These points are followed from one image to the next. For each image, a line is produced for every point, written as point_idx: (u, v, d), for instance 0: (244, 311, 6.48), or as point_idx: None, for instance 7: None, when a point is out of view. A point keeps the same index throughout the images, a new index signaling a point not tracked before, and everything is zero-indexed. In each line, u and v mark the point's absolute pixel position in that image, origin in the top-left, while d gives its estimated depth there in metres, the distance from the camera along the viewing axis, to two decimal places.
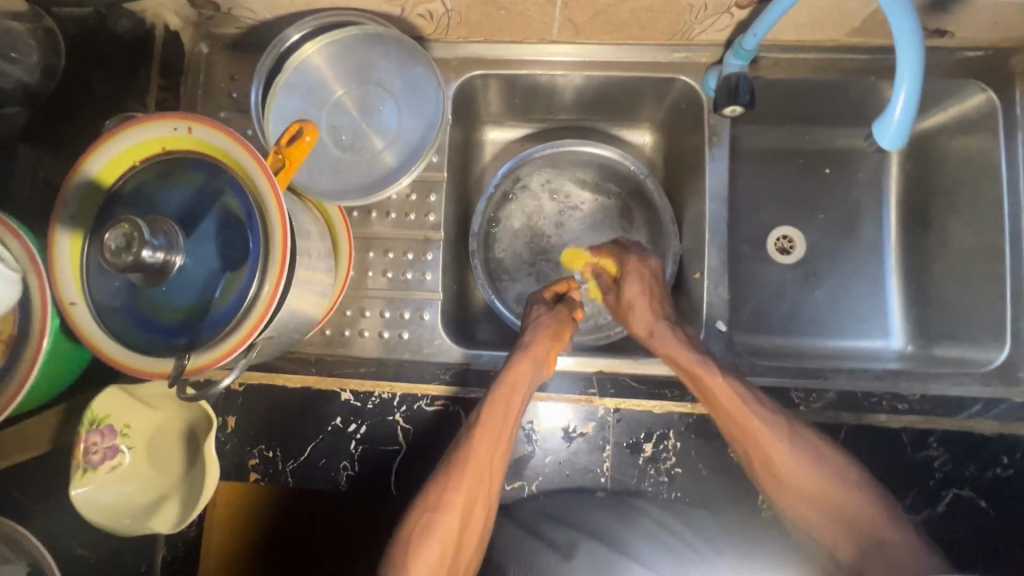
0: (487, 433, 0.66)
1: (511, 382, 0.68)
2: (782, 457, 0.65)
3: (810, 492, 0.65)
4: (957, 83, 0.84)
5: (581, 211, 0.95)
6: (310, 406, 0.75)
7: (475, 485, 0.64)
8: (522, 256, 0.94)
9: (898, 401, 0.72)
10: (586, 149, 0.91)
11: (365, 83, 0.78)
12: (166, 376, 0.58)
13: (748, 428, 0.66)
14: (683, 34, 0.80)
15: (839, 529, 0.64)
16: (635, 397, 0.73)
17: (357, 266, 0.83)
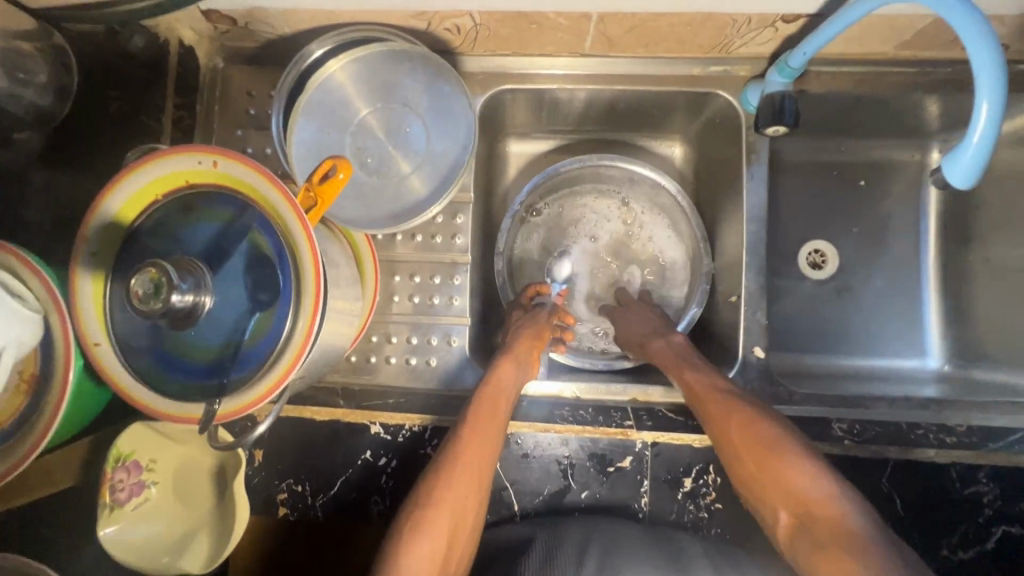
0: (480, 428, 0.64)
1: (498, 384, 0.67)
2: (749, 428, 0.60)
3: (754, 462, 0.57)
4: (1009, 96, 0.80)
5: (610, 228, 0.92)
6: (340, 440, 0.73)
7: (468, 481, 0.60)
8: (550, 275, 0.91)
9: (945, 434, 0.71)
10: (617, 165, 0.87)
11: (391, 102, 0.74)
12: (196, 422, 0.56)
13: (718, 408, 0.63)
14: (722, 47, 0.76)
15: (788, 508, 0.54)
16: (673, 430, 0.72)
17: (383, 291, 0.80)
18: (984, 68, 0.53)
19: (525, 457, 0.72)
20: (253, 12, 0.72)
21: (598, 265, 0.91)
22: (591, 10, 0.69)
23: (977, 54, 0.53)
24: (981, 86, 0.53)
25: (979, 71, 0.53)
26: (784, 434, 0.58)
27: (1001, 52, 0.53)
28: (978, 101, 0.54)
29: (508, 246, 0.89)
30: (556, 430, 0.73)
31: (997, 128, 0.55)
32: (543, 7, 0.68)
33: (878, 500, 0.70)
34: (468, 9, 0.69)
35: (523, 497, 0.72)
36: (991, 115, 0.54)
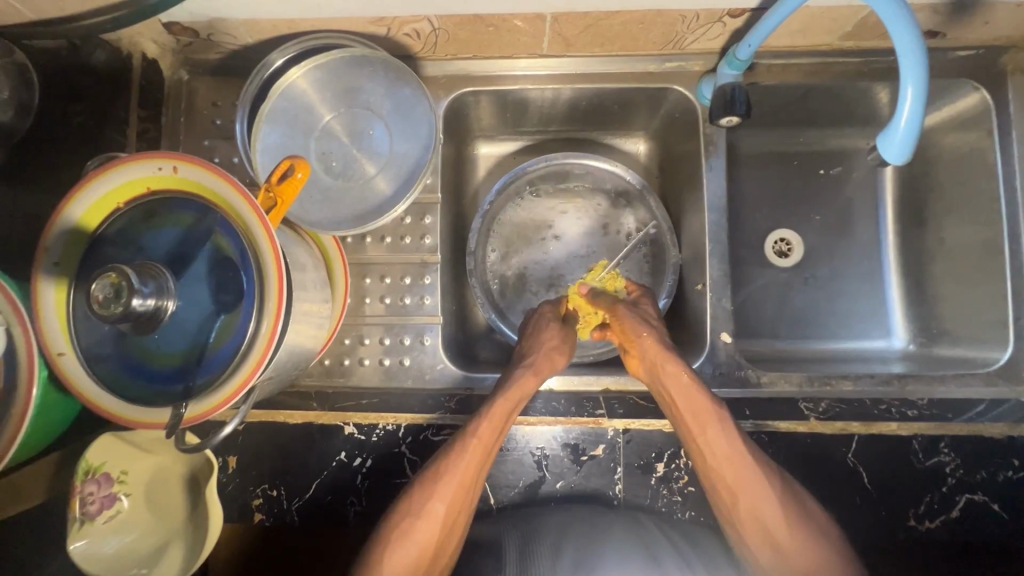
0: (481, 443, 0.65)
1: (511, 394, 0.68)
2: (716, 444, 0.63)
3: (729, 476, 0.62)
4: (948, 83, 0.83)
5: (579, 227, 0.93)
6: (314, 443, 0.72)
7: (460, 494, 0.63)
8: (519, 272, 0.93)
9: (907, 408, 0.73)
10: (581, 162, 0.89)
11: (353, 106, 0.75)
12: (131, 424, 0.57)
13: (690, 417, 0.65)
14: (675, 43, 0.79)
15: (760, 512, 0.61)
16: (644, 417, 0.73)
17: (354, 293, 0.81)
18: (906, 54, 0.55)
19: (500, 451, 0.73)
20: (214, 23, 0.73)
21: (567, 266, 0.93)
22: (545, 11, 0.71)
23: (899, 42, 0.55)
24: (906, 73, 0.55)
25: (902, 61, 0.55)
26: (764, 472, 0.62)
27: (922, 39, 0.55)
28: (904, 87, 0.56)
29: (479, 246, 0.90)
30: (529, 422, 0.73)
31: (923, 108, 0.57)
32: (498, 9, 0.70)
33: (845, 476, 0.71)
34: (424, 14, 0.71)
35: (499, 490, 0.72)
36: (917, 97, 0.56)
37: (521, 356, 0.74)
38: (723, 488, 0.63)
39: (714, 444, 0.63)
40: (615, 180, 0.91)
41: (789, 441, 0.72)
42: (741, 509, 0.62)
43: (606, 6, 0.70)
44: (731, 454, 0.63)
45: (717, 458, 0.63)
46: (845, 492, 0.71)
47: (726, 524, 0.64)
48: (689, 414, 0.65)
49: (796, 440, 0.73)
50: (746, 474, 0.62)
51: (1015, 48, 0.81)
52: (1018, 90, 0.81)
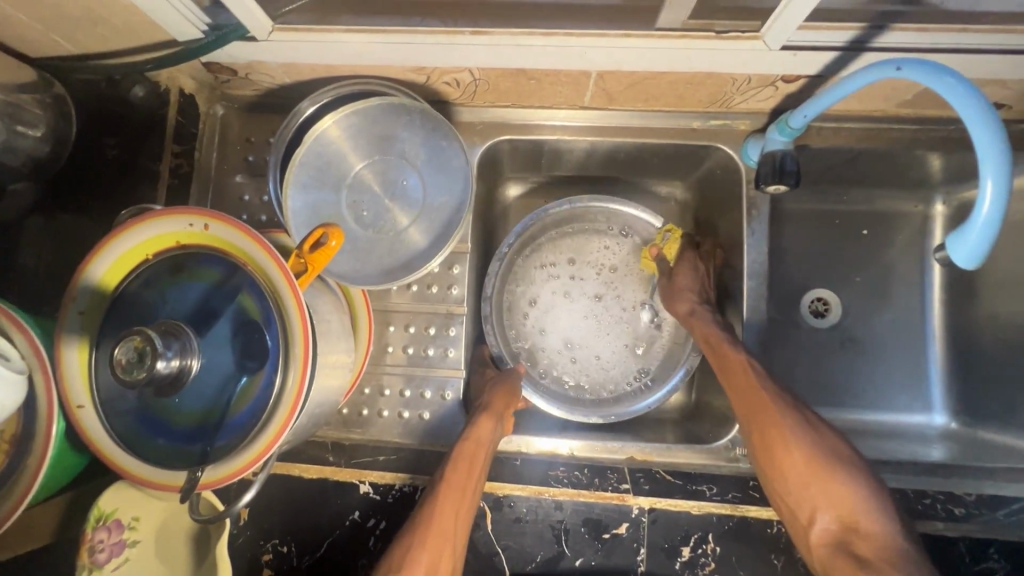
0: (453, 486, 0.65)
1: (475, 438, 0.68)
2: (738, 375, 0.69)
3: (750, 409, 0.68)
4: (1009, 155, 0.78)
5: (605, 274, 0.88)
6: (328, 500, 0.70)
7: (439, 542, 0.62)
8: (531, 321, 0.87)
9: (953, 505, 0.69)
10: (606, 206, 0.86)
11: (387, 155, 0.73)
12: (142, 481, 0.56)
13: (726, 359, 0.71)
14: (723, 102, 0.76)
15: (788, 462, 0.65)
16: (670, 496, 0.69)
17: (377, 341, 0.79)
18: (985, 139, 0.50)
19: (519, 521, 0.70)
20: (254, 64, 0.72)
21: (588, 315, 0.87)
22: (590, 69, 0.69)
23: (978, 131, 0.50)
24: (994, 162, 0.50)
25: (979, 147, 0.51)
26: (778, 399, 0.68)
27: (1004, 133, 0.50)
28: (983, 179, 0.51)
29: (495, 291, 0.86)
30: (550, 494, 0.70)
31: (1004, 204, 0.52)
32: (542, 65, 0.68)
33: None
34: (466, 66, 0.70)
35: (516, 563, 0.69)
36: (997, 192, 0.51)
37: (478, 401, 0.73)
38: (749, 423, 0.68)
39: (744, 376, 0.69)
40: (637, 225, 0.87)
41: None
42: (766, 442, 0.66)
43: (655, 66, 0.67)
44: (752, 386, 0.68)
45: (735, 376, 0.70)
46: None
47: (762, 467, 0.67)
48: (716, 360, 0.72)
49: None
50: (765, 408, 0.67)
51: None
52: None
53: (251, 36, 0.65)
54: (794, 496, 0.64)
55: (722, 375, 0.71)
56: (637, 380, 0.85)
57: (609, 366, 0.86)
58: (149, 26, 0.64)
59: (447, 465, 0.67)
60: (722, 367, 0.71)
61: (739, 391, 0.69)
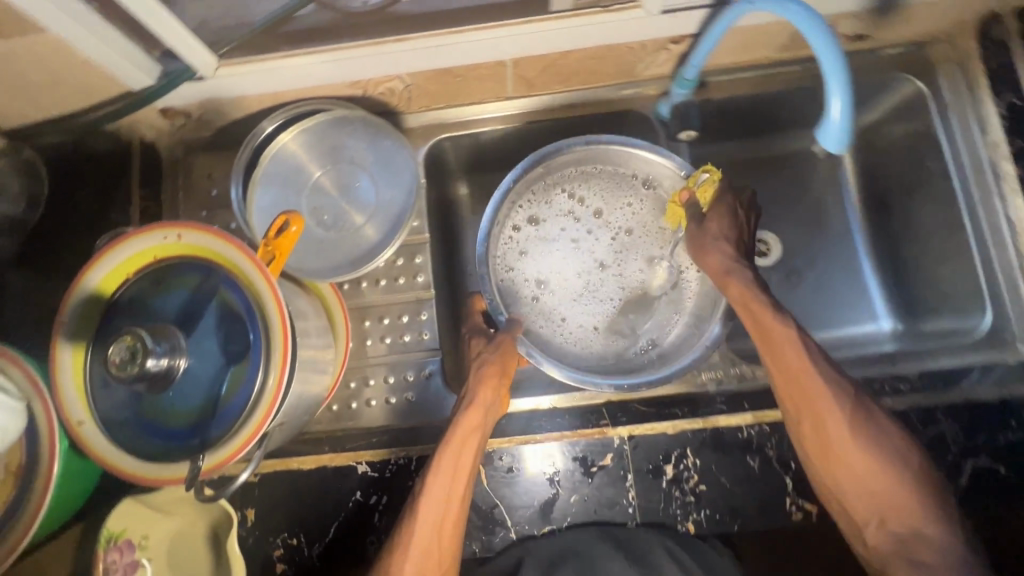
0: (441, 481, 0.66)
1: (463, 427, 0.68)
2: (804, 377, 0.67)
3: (815, 418, 0.66)
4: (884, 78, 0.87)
5: (617, 238, 0.91)
6: (328, 487, 0.73)
7: (427, 560, 0.62)
8: (542, 260, 0.90)
9: (901, 382, 0.77)
10: (616, 149, 0.83)
11: (338, 162, 0.81)
12: (137, 476, 0.59)
13: (786, 361, 0.68)
14: (629, 71, 0.85)
15: (850, 471, 0.64)
16: (647, 421, 0.74)
17: (356, 337, 0.84)
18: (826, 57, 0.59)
19: (512, 472, 0.74)
20: (207, 103, 0.80)
21: (600, 283, 0.90)
22: (504, 58, 0.78)
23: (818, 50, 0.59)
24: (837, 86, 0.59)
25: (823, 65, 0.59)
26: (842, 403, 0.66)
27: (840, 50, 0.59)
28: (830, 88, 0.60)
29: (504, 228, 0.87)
30: (538, 441, 0.75)
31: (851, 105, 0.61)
32: (462, 61, 0.78)
33: None
34: (396, 73, 0.79)
35: (515, 512, 0.73)
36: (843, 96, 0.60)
37: (461, 393, 0.72)
38: (809, 430, 0.67)
39: (809, 380, 0.67)
40: (666, 174, 0.86)
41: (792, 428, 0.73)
42: (831, 451, 0.65)
43: (559, 47, 0.77)
44: (817, 390, 0.66)
45: (788, 364, 0.69)
46: None
47: (821, 477, 0.66)
48: (774, 358, 0.70)
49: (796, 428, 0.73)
50: (828, 414, 0.66)
51: (939, 41, 0.85)
52: (948, 81, 0.84)
53: (199, 75, 0.74)
54: (852, 505, 0.64)
55: (784, 378, 0.69)
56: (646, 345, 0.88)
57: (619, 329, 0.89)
58: (107, 80, 0.72)
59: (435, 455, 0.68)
60: (785, 369, 0.68)
61: (808, 394, 0.66)
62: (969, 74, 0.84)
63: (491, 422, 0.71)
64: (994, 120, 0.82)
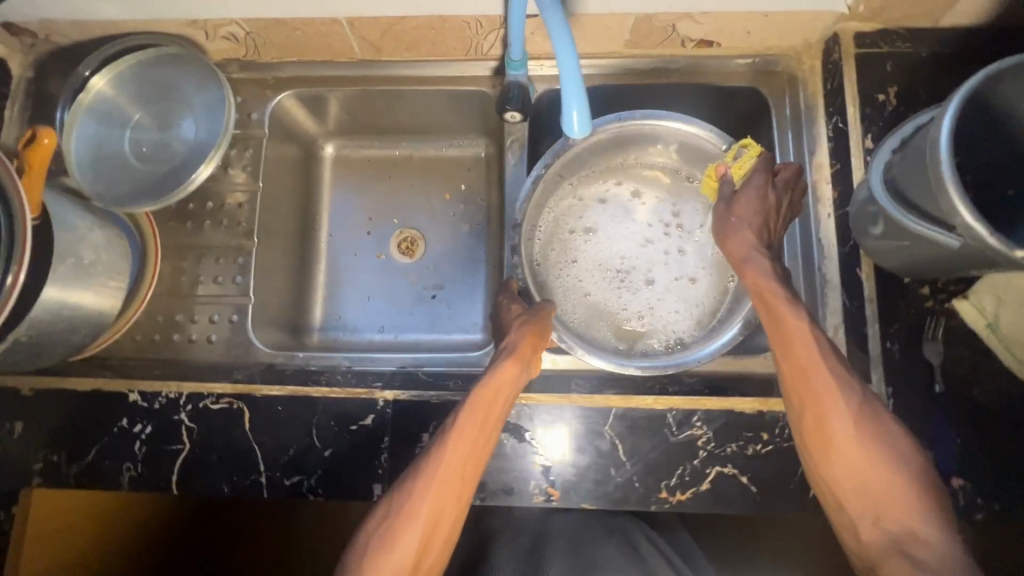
0: (465, 440, 0.65)
1: (494, 387, 0.67)
2: (825, 384, 0.63)
3: (821, 426, 0.63)
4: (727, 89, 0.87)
5: (664, 230, 0.88)
6: (97, 410, 0.74)
7: (442, 494, 0.63)
8: (574, 253, 0.88)
9: (672, 385, 0.74)
10: (651, 124, 0.83)
11: (168, 100, 0.81)
12: None
13: (798, 357, 0.65)
14: (476, 49, 0.86)
15: (861, 477, 0.61)
16: (417, 390, 0.75)
17: (172, 273, 0.85)
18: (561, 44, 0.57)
19: (275, 420, 0.73)
20: (47, 24, 0.81)
21: (631, 271, 0.86)
22: (337, 16, 0.79)
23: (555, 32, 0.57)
24: (566, 89, 0.58)
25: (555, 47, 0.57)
26: (862, 409, 0.62)
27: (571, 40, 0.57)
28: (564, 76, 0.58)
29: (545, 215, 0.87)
30: (304, 394, 0.74)
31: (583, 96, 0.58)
32: (295, 13, 0.79)
33: (603, 455, 0.71)
34: (231, 17, 0.80)
35: (269, 458, 0.72)
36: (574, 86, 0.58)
37: (501, 343, 0.72)
38: (812, 427, 0.63)
39: (829, 388, 0.63)
40: (690, 149, 0.85)
41: (550, 412, 0.73)
42: (832, 455, 0.62)
43: (390, 11, 0.78)
44: (830, 388, 0.63)
45: (802, 364, 0.65)
46: (609, 468, 0.71)
47: (820, 480, 0.63)
48: (784, 351, 0.66)
49: (553, 414, 0.73)
50: (842, 421, 0.62)
51: (787, 58, 0.85)
52: (792, 97, 0.84)
53: None
54: (856, 511, 0.61)
55: (791, 375, 0.65)
56: (663, 342, 0.83)
57: (654, 317, 0.85)
58: None
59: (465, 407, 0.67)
60: (800, 368, 0.65)
61: (819, 396, 0.63)
62: (810, 95, 0.84)
63: (517, 390, 0.70)
64: (822, 142, 0.81)
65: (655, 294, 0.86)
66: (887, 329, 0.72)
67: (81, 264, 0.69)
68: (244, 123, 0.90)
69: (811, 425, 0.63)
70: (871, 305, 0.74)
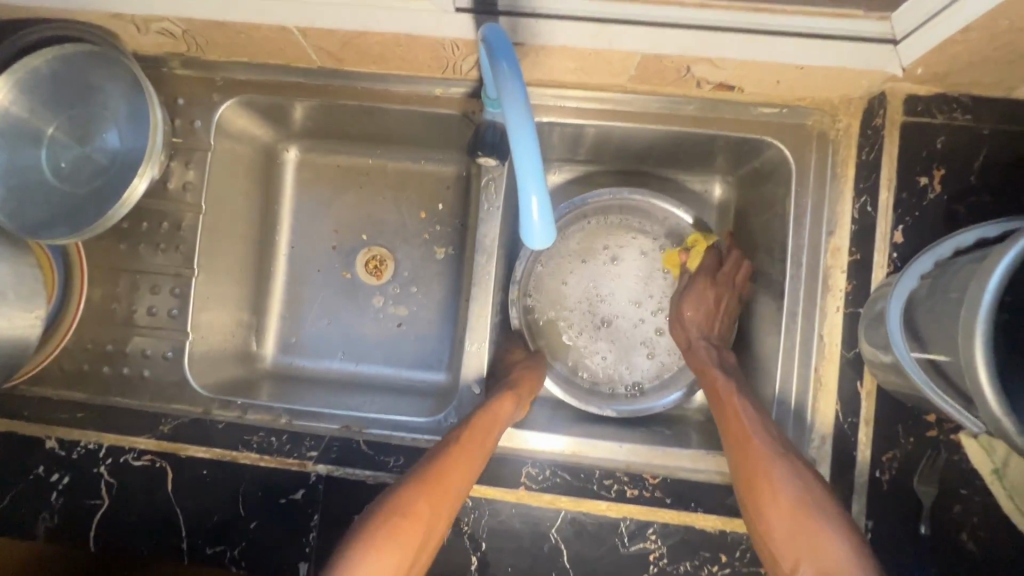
0: (464, 453, 0.63)
1: (492, 413, 0.66)
2: (758, 440, 0.64)
3: (765, 472, 0.62)
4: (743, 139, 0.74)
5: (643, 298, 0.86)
6: (16, 452, 0.71)
7: (433, 504, 0.60)
8: (554, 314, 0.86)
9: (630, 487, 0.67)
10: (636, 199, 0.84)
11: (89, 107, 0.70)
12: None
13: (735, 414, 0.67)
14: (453, 69, 0.73)
15: (791, 525, 0.59)
16: (353, 465, 0.69)
17: (103, 299, 0.78)
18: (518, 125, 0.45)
19: (202, 483, 0.69)
20: None
21: (607, 334, 0.86)
22: (285, 24, 0.66)
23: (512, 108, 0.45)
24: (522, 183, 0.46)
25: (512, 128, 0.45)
26: (794, 462, 0.62)
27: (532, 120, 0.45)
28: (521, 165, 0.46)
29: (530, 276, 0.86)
30: (233, 456, 0.70)
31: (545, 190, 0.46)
32: (234, 17, 0.65)
33: (545, 560, 0.66)
34: (160, 14, 0.67)
35: (193, 524, 0.68)
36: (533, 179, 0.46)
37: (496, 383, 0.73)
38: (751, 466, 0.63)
39: (769, 441, 0.64)
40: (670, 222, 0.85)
41: (494, 507, 0.67)
42: (766, 498, 0.61)
43: (346, 25, 0.64)
44: (767, 436, 0.64)
45: (729, 415, 0.67)
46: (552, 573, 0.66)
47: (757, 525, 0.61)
48: (727, 408, 0.68)
49: (496, 508, 0.67)
50: (779, 469, 0.62)
51: (821, 111, 0.71)
52: (820, 160, 0.71)
53: None
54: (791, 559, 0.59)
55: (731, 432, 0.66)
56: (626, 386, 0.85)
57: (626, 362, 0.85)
58: None
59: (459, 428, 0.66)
60: (738, 427, 0.66)
61: (751, 446, 0.64)
62: (840, 162, 0.70)
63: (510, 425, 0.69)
64: (845, 221, 0.69)
65: (631, 339, 0.86)
66: (878, 456, 0.65)
67: None
68: (186, 130, 0.79)
69: (749, 467, 0.63)
70: (865, 426, 0.66)
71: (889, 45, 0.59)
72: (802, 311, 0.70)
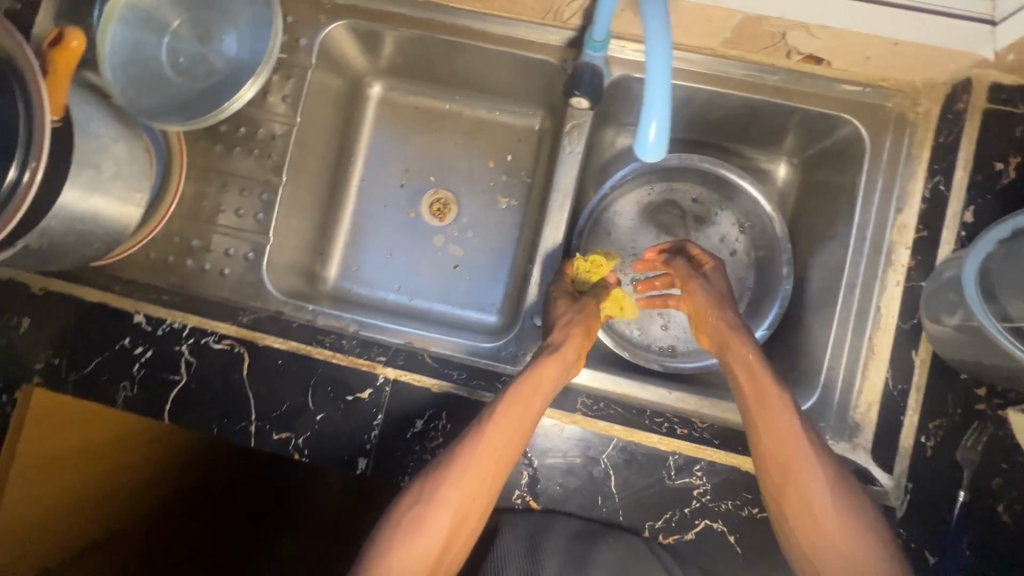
0: (503, 430, 0.62)
1: (536, 383, 0.65)
2: (798, 455, 0.60)
3: (800, 497, 0.59)
4: (819, 116, 0.77)
5: None
6: (103, 323, 0.75)
7: (476, 486, 0.60)
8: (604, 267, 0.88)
9: (680, 427, 0.70)
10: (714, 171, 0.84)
11: (212, 8, 0.75)
12: None
13: (772, 418, 0.62)
14: (555, 14, 0.77)
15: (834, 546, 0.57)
16: (419, 373, 0.73)
17: (193, 196, 0.82)
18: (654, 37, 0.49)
19: (275, 372, 0.73)
20: None
21: None
22: None
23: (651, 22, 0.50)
24: (649, 88, 0.49)
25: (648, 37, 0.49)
26: (831, 479, 0.59)
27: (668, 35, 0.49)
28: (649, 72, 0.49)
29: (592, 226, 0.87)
30: (306, 352, 0.74)
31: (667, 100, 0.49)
32: None
33: (593, 483, 0.69)
34: None
35: (262, 409, 0.72)
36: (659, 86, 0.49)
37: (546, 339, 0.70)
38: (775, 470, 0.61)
39: (804, 457, 0.60)
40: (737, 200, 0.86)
41: (549, 428, 0.70)
42: (804, 518, 0.59)
43: None
44: (800, 446, 0.60)
45: (774, 428, 0.61)
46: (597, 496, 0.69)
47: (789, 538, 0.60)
48: (763, 411, 0.62)
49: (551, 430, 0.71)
50: (816, 491, 0.59)
51: (901, 94, 0.74)
52: (894, 141, 0.74)
53: None
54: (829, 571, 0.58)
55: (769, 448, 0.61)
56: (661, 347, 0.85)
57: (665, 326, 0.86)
58: None
59: (500, 402, 0.64)
60: (776, 435, 0.61)
61: (791, 462, 0.60)
62: (916, 144, 0.73)
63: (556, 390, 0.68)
64: (914, 200, 0.72)
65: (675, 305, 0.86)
66: (924, 423, 0.68)
67: (99, 176, 0.65)
68: (290, 47, 0.83)
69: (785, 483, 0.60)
70: (914, 393, 0.69)
71: (986, 26, 0.62)
72: (862, 282, 0.73)
